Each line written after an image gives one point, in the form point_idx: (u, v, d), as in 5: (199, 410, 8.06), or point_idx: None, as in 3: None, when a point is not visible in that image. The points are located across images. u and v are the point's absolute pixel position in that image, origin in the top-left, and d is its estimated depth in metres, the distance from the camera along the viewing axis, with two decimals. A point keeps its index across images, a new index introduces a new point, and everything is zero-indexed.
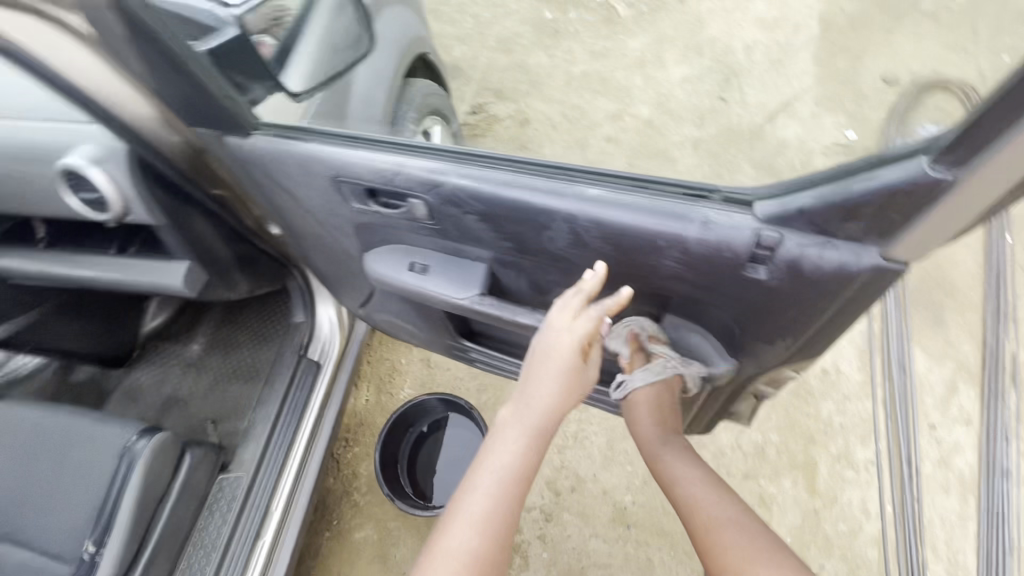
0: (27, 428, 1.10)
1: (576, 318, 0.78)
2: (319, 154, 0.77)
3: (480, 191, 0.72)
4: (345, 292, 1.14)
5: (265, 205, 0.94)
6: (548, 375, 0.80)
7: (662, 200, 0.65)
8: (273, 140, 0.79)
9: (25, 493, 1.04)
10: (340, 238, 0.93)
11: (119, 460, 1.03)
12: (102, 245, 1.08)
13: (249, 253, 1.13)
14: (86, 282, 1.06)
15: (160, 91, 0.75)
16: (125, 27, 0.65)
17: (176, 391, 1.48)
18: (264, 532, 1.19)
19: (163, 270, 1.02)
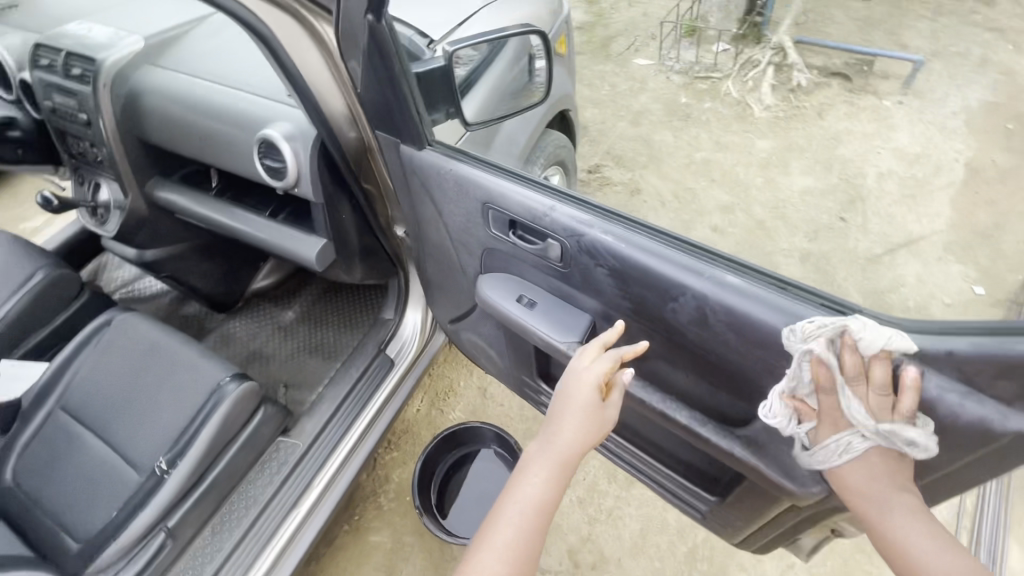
0: (144, 342, 1.23)
1: (592, 360, 0.82)
2: (483, 180, 0.86)
3: (620, 250, 0.77)
4: (444, 305, 1.21)
5: (408, 210, 1.04)
6: (571, 411, 0.81)
7: (800, 304, 0.66)
8: (445, 159, 0.89)
9: (127, 397, 1.17)
10: (463, 255, 1.00)
11: (210, 395, 1.13)
12: (258, 207, 1.23)
13: (374, 246, 1.24)
14: (235, 233, 1.20)
15: (368, 96, 0.87)
16: (370, 41, 0.79)
17: (260, 348, 1.60)
18: (300, 504, 1.23)
19: (302, 240, 1.14)
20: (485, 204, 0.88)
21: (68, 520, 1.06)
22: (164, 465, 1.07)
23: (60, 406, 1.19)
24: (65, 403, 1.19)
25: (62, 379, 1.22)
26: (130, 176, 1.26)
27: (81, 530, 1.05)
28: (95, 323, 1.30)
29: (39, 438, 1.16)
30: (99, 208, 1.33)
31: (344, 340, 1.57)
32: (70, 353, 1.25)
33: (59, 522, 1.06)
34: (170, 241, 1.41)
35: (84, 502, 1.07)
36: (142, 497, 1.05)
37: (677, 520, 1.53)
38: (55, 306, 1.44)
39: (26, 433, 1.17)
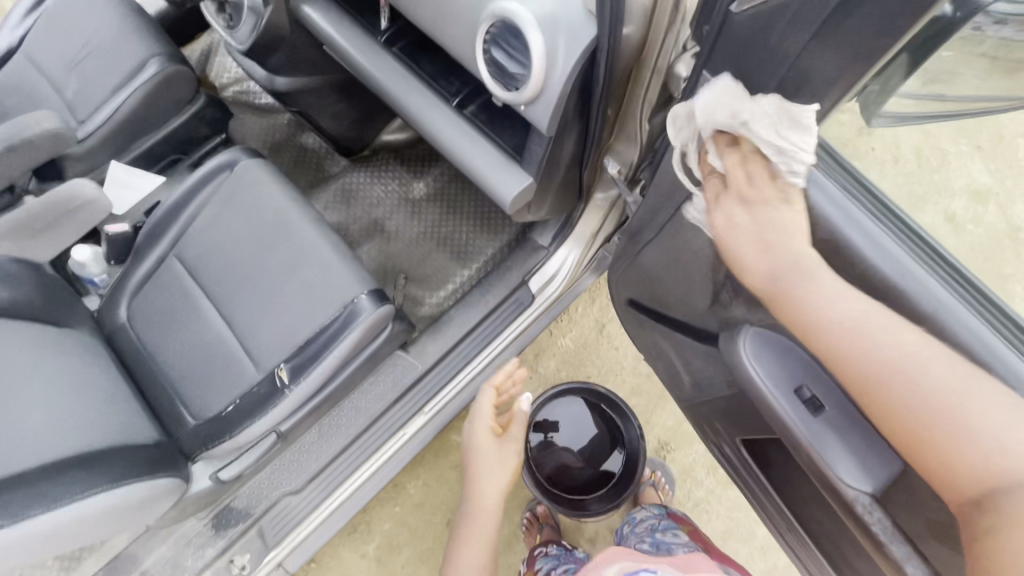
0: (270, 207, 1.03)
1: (483, 405, 1.02)
2: (856, 231, 0.53)
3: (852, 243, 0.54)
4: (640, 287, 0.92)
5: (674, 182, 0.70)
6: (479, 461, 0.98)
7: (993, 337, 0.48)
8: (821, 178, 0.56)
9: (249, 272, 1.00)
10: (734, 283, 0.69)
11: (342, 309, 0.96)
12: (437, 80, 0.86)
13: (573, 178, 0.91)
14: (404, 112, 0.87)
15: (760, 31, 0.49)
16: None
17: (383, 218, 1.36)
18: (408, 426, 1.14)
19: (494, 161, 0.80)
20: (837, 261, 0.55)
21: (181, 387, 0.99)
22: (284, 376, 0.94)
23: (174, 254, 1.05)
24: (181, 255, 1.04)
25: (177, 221, 1.06)
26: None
27: (194, 408, 0.98)
28: (216, 160, 1.08)
29: (153, 282, 1.05)
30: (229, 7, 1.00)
31: (479, 241, 1.32)
32: (186, 192, 1.06)
33: (171, 386, 0.99)
34: (308, 69, 1.09)
35: (198, 377, 0.98)
36: (257, 400, 0.94)
37: (765, 537, 1.45)
38: (168, 108, 1.19)
39: (139, 271, 1.05)
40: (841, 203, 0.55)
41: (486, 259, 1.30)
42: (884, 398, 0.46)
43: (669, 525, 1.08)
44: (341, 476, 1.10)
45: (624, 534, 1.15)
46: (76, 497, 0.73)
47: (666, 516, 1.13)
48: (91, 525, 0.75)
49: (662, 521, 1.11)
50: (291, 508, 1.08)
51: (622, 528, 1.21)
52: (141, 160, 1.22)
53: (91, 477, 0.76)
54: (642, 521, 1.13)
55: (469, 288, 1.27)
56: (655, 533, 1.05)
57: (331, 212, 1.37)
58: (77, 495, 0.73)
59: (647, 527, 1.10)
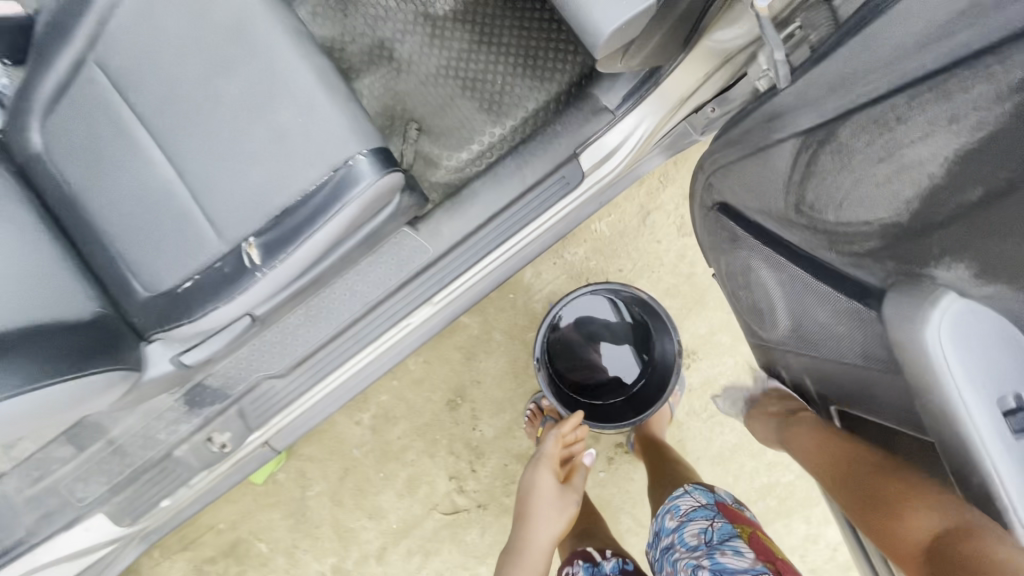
0: (228, 4, 0.70)
1: (551, 436, 1.07)
2: None
3: None
4: (773, 197, 0.79)
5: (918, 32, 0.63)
6: (537, 513, 1.02)
7: None
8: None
9: (204, 102, 0.71)
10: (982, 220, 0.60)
11: (331, 172, 0.69)
12: None
13: (697, 7, 0.59)
14: None
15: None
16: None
17: (392, 41, 1.01)
18: (412, 315, 0.95)
19: None
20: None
21: (124, 249, 0.76)
22: (255, 255, 0.71)
23: (93, 58, 0.74)
24: (102, 62, 0.73)
25: (92, 9, 0.72)
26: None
27: (141, 277, 0.76)
28: None
29: (69, 99, 0.75)
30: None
31: (518, 90, 0.98)
32: None
33: (108, 245, 0.77)
34: None
35: (145, 239, 0.75)
36: (219, 281, 0.73)
37: (775, 454, 1.39)
38: None
39: (48, 79, 0.75)
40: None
41: (527, 117, 0.98)
42: (878, 502, 0.71)
43: (725, 532, 0.87)
44: (331, 365, 0.95)
45: (669, 537, 0.93)
46: (19, 391, 0.62)
47: (719, 516, 0.90)
48: (37, 417, 0.65)
49: (716, 525, 0.88)
50: (275, 391, 0.95)
51: (659, 517, 1.01)
52: None
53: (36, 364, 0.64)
54: (691, 531, 0.89)
55: (501, 151, 0.97)
56: (713, 556, 0.82)
57: (322, 21, 1.01)
58: (20, 388, 0.62)
59: (699, 539, 0.87)
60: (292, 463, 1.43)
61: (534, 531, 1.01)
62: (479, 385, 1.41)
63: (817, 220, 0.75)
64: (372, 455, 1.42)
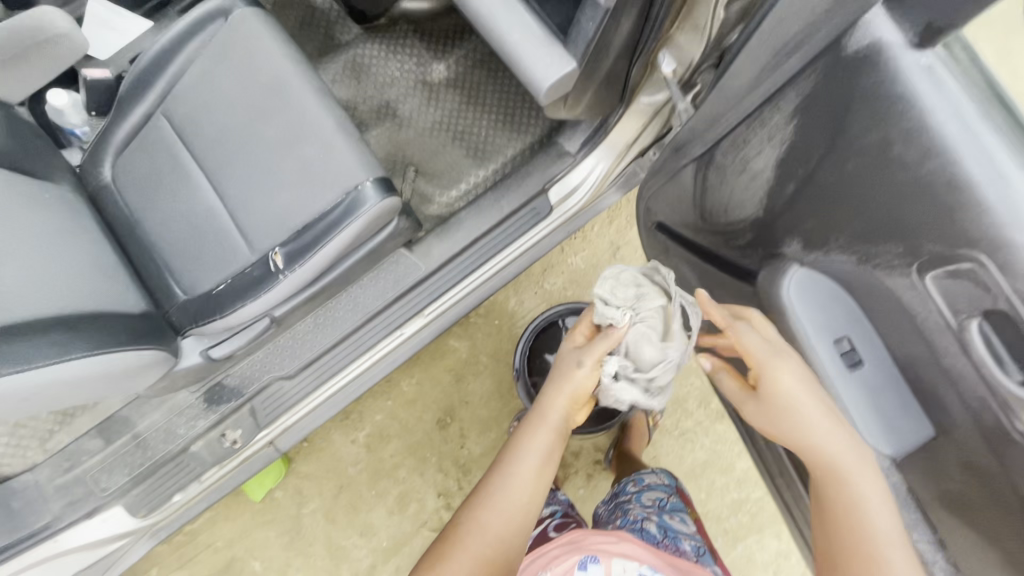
0: (266, 68, 0.90)
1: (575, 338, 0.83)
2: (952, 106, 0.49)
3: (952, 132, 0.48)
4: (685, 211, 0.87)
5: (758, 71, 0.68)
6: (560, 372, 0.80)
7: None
8: (949, 76, 0.49)
9: (246, 142, 0.90)
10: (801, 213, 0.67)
11: (344, 195, 0.87)
12: None
13: (620, 72, 0.79)
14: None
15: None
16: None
17: (396, 102, 1.24)
18: (406, 324, 1.10)
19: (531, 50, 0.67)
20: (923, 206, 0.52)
21: (172, 260, 0.93)
22: (279, 261, 0.88)
23: (161, 111, 0.94)
24: (168, 114, 0.94)
25: (162, 76, 0.93)
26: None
27: (184, 283, 0.92)
28: (207, 7, 0.93)
29: (139, 142, 0.95)
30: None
31: (499, 139, 1.20)
32: (174, 41, 0.93)
33: (160, 257, 0.93)
34: None
35: (190, 251, 0.92)
36: (248, 283, 0.88)
37: (744, 469, 1.48)
38: None
39: (123, 127, 0.95)
40: (970, 129, 0.48)
41: (506, 161, 1.19)
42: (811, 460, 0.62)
43: (675, 505, 1.00)
44: (334, 368, 1.08)
45: (626, 496, 1.04)
46: (89, 353, 0.75)
47: (673, 492, 1.03)
48: (95, 381, 0.78)
49: (669, 498, 1.01)
50: (284, 392, 1.08)
51: (619, 486, 1.11)
52: None
53: (99, 336, 0.77)
54: (650, 495, 1.00)
55: (485, 188, 1.17)
56: (663, 515, 0.95)
57: (339, 86, 1.24)
58: (90, 351, 0.75)
59: (654, 502, 0.99)
60: (290, 480, 1.51)
61: (548, 402, 0.77)
62: (467, 406, 1.53)
63: (711, 223, 0.83)
64: (366, 472, 1.51)
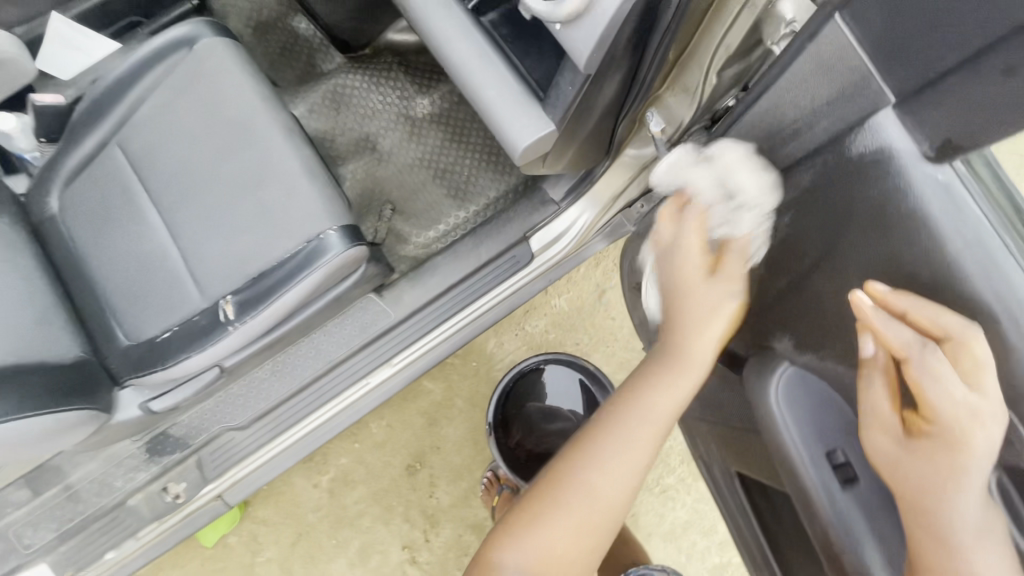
0: (231, 104, 0.84)
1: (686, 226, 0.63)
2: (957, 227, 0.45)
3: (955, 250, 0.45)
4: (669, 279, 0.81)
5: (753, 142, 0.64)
6: (681, 309, 0.61)
7: None
8: (972, 192, 0.45)
9: (204, 181, 0.84)
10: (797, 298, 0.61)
11: (307, 242, 0.81)
12: None
13: (605, 130, 0.74)
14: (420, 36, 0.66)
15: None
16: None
17: (377, 136, 1.18)
18: (372, 374, 1.03)
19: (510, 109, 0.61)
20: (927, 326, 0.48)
21: (115, 302, 0.85)
22: (230, 311, 0.81)
23: (116, 141, 0.87)
24: (123, 146, 0.87)
25: (119, 103, 0.87)
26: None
27: (126, 328, 0.85)
28: (172, 33, 0.87)
29: (90, 173, 0.88)
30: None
31: (483, 181, 1.14)
32: (133, 68, 0.87)
33: (102, 299, 0.86)
34: None
35: (135, 294, 0.85)
36: (195, 332, 0.81)
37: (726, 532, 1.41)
38: None
39: (73, 157, 0.88)
40: (984, 248, 0.44)
41: (488, 203, 1.13)
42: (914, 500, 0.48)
43: None
44: (291, 419, 1.01)
45: None
46: (7, 418, 0.70)
47: None
48: (14, 446, 0.72)
49: None
50: (236, 443, 1.00)
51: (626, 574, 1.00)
52: (88, 19, 1.00)
53: (18, 399, 0.72)
54: None
55: (464, 231, 1.11)
56: None
57: (316, 117, 1.18)
58: (8, 416, 0.70)
59: None
60: (245, 525, 1.41)
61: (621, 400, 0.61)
62: (438, 452, 1.44)
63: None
64: (327, 520, 1.42)
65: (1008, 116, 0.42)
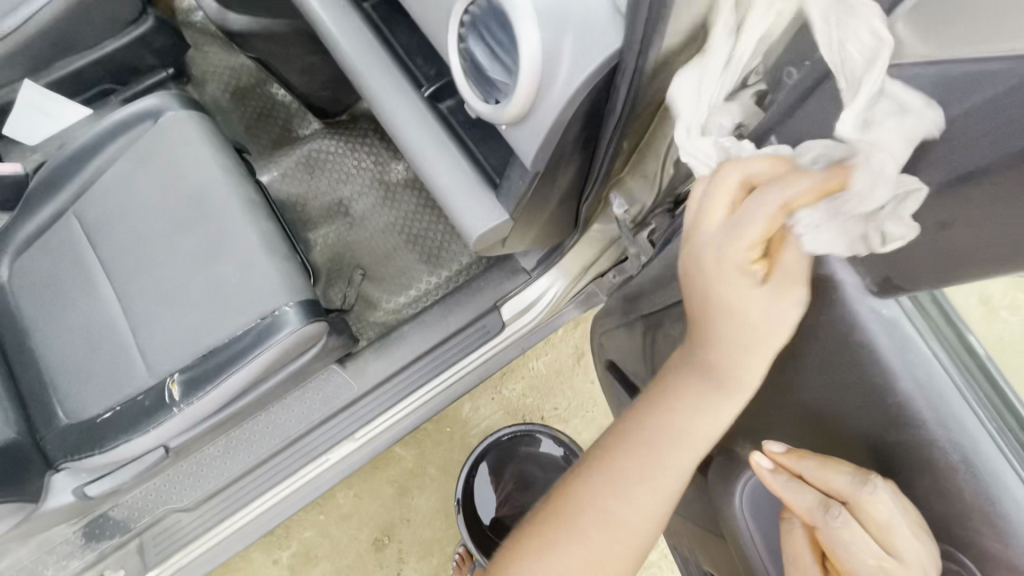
0: (191, 175, 0.83)
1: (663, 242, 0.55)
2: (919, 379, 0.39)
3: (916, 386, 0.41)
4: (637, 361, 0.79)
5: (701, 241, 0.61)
6: (720, 306, 0.43)
7: None
8: (916, 335, 0.41)
9: (158, 253, 0.82)
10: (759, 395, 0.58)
11: (260, 319, 0.78)
12: (416, 71, 0.65)
13: (566, 211, 0.73)
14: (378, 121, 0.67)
15: None
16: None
17: (349, 200, 1.17)
18: (332, 450, 0.98)
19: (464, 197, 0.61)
20: (893, 466, 0.42)
21: (57, 379, 0.81)
22: (176, 391, 0.77)
23: (74, 211, 0.86)
24: (80, 216, 0.85)
25: (80, 173, 0.86)
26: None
27: (66, 407, 0.80)
28: (139, 106, 0.87)
29: (44, 243, 0.85)
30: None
31: (455, 247, 1.13)
32: (96, 138, 0.86)
33: (44, 375, 0.82)
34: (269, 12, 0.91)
35: (78, 371, 0.81)
36: (138, 413, 0.77)
37: None
38: (99, 28, 0.97)
39: (28, 226, 0.86)
40: (940, 396, 0.39)
41: (460, 269, 1.11)
42: None
43: None
44: (242, 500, 0.94)
45: None
46: None
47: None
48: None
49: None
50: (182, 526, 0.93)
51: None
52: (60, 87, 1.00)
53: None
54: None
55: (434, 298, 1.09)
56: None
57: (289, 181, 1.18)
58: None
59: None
60: None
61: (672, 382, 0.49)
62: (408, 524, 1.37)
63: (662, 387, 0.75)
64: None
65: (944, 271, 0.37)
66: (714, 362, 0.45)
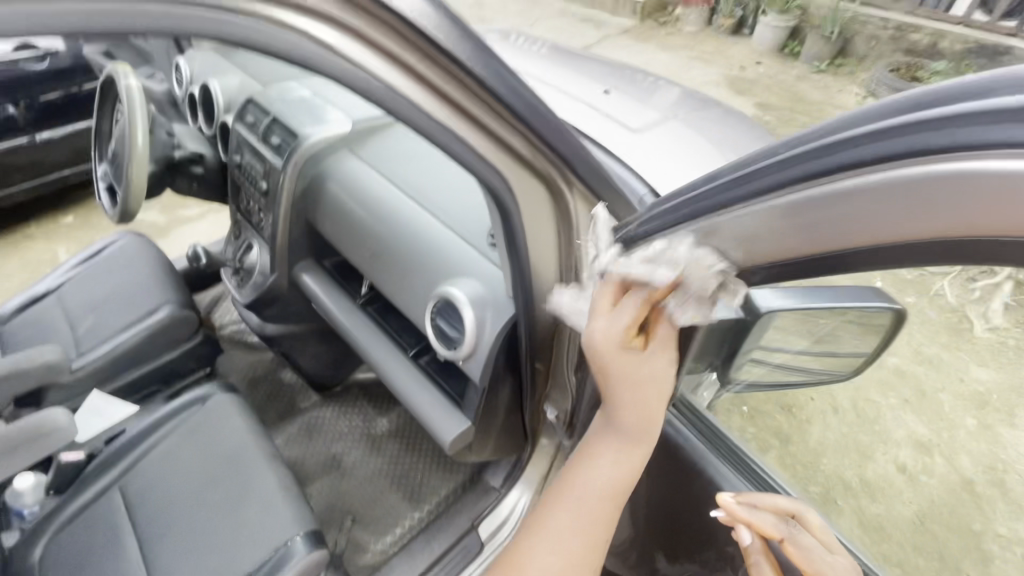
0: (226, 440, 1.07)
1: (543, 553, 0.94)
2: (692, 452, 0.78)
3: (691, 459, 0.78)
4: None
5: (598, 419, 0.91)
6: (617, 373, 0.62)
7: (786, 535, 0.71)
8: (679, 424, 0.81)
9: (188, 509, 0.99)
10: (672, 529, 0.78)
11: (273, 553, 0.92)
12: (403, 341, 1.01)
13: (515, 422, 1.00)
14: (379, 376, 1.00)
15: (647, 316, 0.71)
16: (876, 245, 0.42)
17: (342, 455, 1.39)
18: None
19: (441, 416, 0.92)
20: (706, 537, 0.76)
21: None
22: None
23: (118, 486, 1.04)
24: (123, 489, 1.04)
25: (132, 453, 1.08)
26: (141, 163, 1.13)
27: None
28: (189, 395, 1.16)
29: (83, 518, 1.01)
30: (112, 184, 1.23)
31: (433, 482, 1.31)
32: (151, 424, 1.12)
33: None
34: (293, 320, 1.31)
35: None
36: None
37: None
38: (163, 346, 1.34)
39: (73, 505, 1.03)
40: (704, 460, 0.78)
41: (439, 502, 1.27)
42: None
43: None
44: None
45: None
46: None
47: None
48: None
49: None
50: None
51: None
52: (119, 391, 1.32)
53: None
54: None
55: (416, 531, 1.22)
56: None
57: (292, 446, 1.41)
58: None
59: None
60: None
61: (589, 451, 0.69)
62: None
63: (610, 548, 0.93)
64: None
65: None
66: (613, 415, 0.66)
